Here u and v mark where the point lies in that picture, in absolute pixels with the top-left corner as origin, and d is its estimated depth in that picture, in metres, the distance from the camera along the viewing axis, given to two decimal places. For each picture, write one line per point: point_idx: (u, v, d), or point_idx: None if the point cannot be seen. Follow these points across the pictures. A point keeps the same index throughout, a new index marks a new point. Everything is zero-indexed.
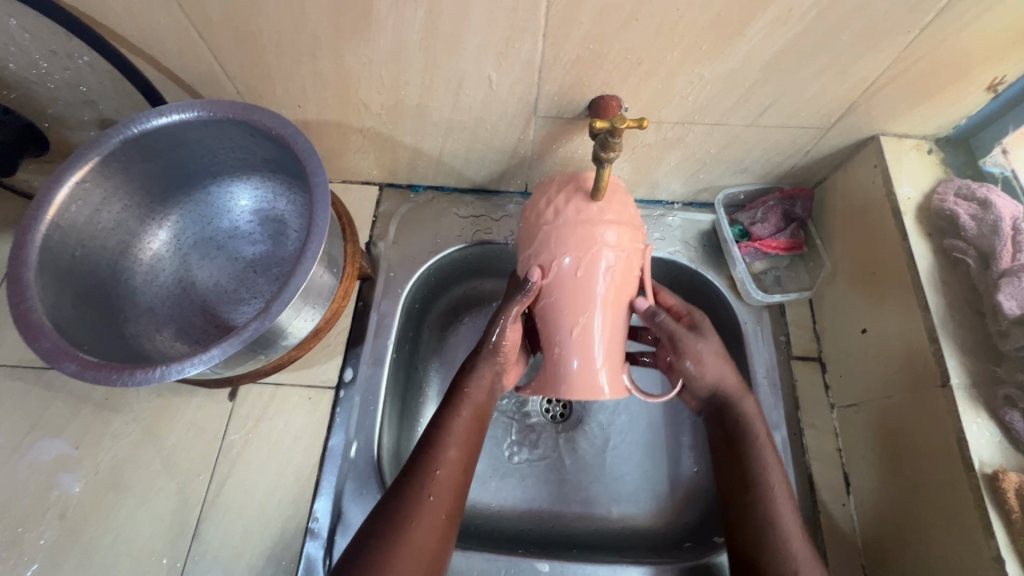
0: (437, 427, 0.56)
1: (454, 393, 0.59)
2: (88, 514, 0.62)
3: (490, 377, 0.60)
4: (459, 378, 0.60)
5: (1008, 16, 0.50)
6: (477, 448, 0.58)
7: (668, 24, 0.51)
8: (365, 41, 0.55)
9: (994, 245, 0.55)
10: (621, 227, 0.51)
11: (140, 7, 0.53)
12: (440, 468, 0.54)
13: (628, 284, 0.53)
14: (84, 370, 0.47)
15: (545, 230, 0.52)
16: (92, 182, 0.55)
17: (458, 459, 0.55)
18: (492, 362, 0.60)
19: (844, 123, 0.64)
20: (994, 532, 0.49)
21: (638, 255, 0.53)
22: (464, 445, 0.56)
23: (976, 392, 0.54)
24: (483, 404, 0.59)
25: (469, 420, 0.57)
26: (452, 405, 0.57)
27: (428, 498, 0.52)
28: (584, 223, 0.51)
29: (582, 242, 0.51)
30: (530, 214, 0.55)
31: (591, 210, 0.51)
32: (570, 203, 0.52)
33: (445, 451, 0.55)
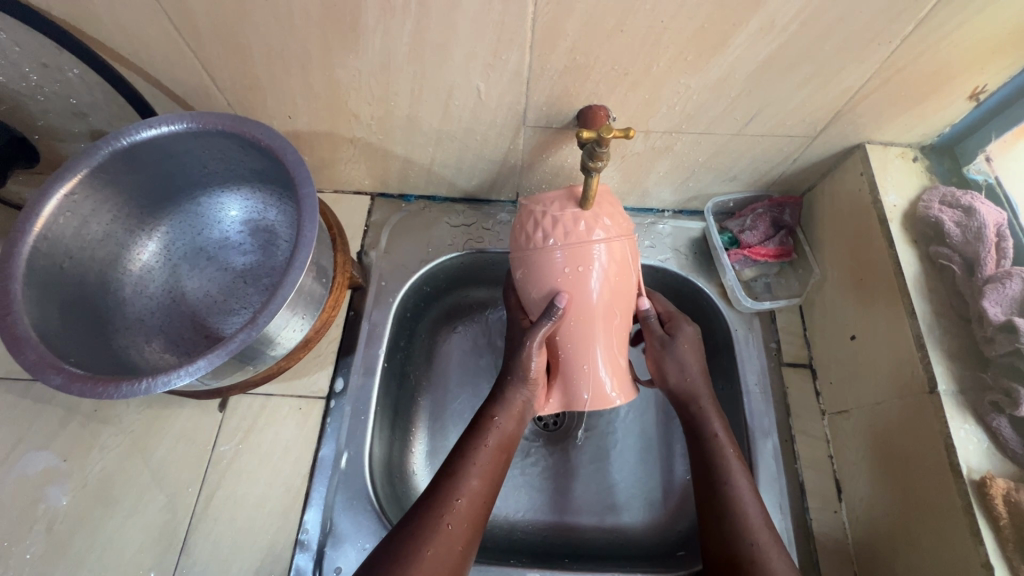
0: (461, 456, 0.57)
1: (482, 422, 0.59)
2: (75, 527, 0.62)
3: (520, 407, 0.59)
4: (488, 408, 0.60)
5: (987, 28, 0.51)
6: (500, 480, 0.58)
7: (654, 35, 0.52)
8: (354, 53, 0.56)
9: (979, 252, 0.56)
10: (614, 245, 0.53)
11: (130, 21, 0.53)
12: (460, 496, 0.54)
13: (627, 299, 0.55)
14: (71, 383, 0.47)
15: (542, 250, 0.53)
16: (81, 194, 0.55)
17: (481, 490, 0.55)
18: (522, 390, 0.58)
19: (830, 132, 0.64)
20: (983, 538, 0.49)
21: (632, 267, 0.55)
22: (486, 474, 0.56)
23: (964, 398, 0.54)
24: (510, 433, 0.59)
25: (494, 450, 0.58)
26: (477, 435, 0.58)
27: (445, 526, 0.52)
28: (585, 243, 0.52)
29: (580, 262, 0.52)
30: (526, 232, 0.55)
31: (587, 231, 0.52)
32: (564, 221, 0.53)
33: (466, 481, 0.55)
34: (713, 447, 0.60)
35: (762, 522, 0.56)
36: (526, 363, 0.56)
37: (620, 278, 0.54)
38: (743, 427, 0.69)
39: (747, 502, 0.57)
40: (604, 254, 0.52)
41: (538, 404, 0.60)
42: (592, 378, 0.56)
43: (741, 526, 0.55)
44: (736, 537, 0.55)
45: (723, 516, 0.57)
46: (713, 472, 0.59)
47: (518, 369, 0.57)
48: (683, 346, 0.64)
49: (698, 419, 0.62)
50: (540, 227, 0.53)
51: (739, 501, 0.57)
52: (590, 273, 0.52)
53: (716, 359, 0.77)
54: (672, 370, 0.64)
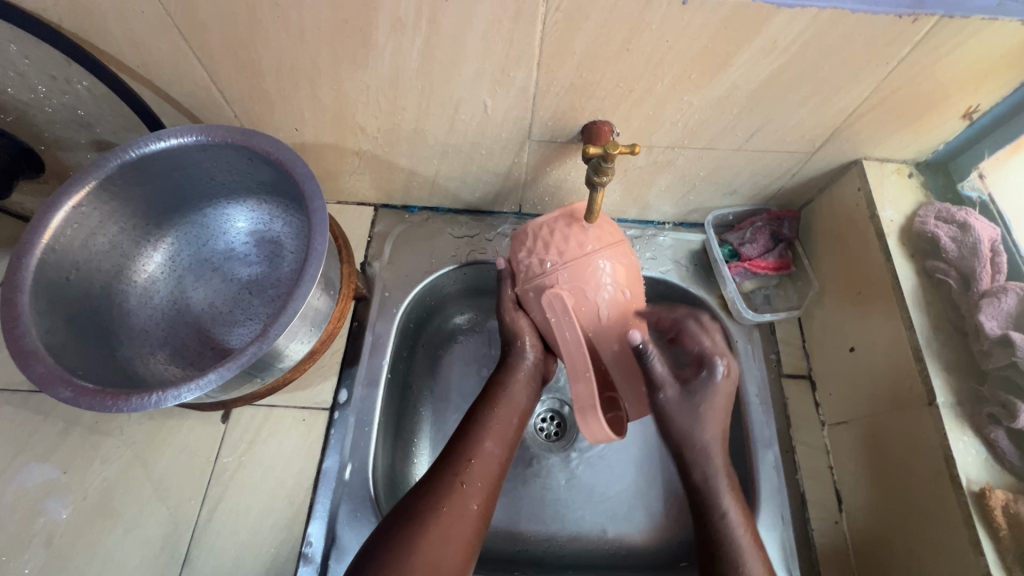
0: (474, 423, 0.60)
1: (493, 390, 0.63)
2: (75, 541, 0.61)
3: (526, 372, 0.64)
4: (497, 375, 0.64)
5: (980, 52, 0.52)
6: (514, 441, 0.61)
7: (659, 54, 0.53)
8: (362, 68, 0.56)
9: (976, 266, 0.57)
10: (619, 251, 0.58)
11: (142, 35, 0.54)
12: (473, 456, 0.58)
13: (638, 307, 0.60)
14: (79, 397, 0.47)
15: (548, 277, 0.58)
16: (88, 206, 0.55)
17: (495, 451, 0.59)
18: (527, 355, 0.64)
19: (828, 148, 0.66)
20: (982, 548, 0.50)
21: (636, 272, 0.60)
22: (498, 436, 0.60)
23: (963, 410, 0.55)
24: (523, 399, 0.64)
25: (505, 415, 0.61)
26: (487, 401, 0.62)
27: (459, 483, 0.55)
28: (583, 261, 0.57)
29: (585, 278, 0.57)
30: (531, 243, 0.60)
31: (591, 244, 0.57)
32: (565, 239, 0.58)
33: (481, 443, 0.58)
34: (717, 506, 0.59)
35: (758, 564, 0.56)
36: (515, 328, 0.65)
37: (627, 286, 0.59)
38: (744, 438, 0.70)
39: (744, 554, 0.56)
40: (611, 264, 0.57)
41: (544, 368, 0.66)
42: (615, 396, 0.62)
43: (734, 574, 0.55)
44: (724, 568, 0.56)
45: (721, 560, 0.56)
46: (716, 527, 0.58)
47: (514, 335, 0.65)
48: (712, 402, 0.62)
49: (697, 465, 0.61)
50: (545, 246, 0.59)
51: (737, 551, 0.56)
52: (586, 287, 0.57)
53: None
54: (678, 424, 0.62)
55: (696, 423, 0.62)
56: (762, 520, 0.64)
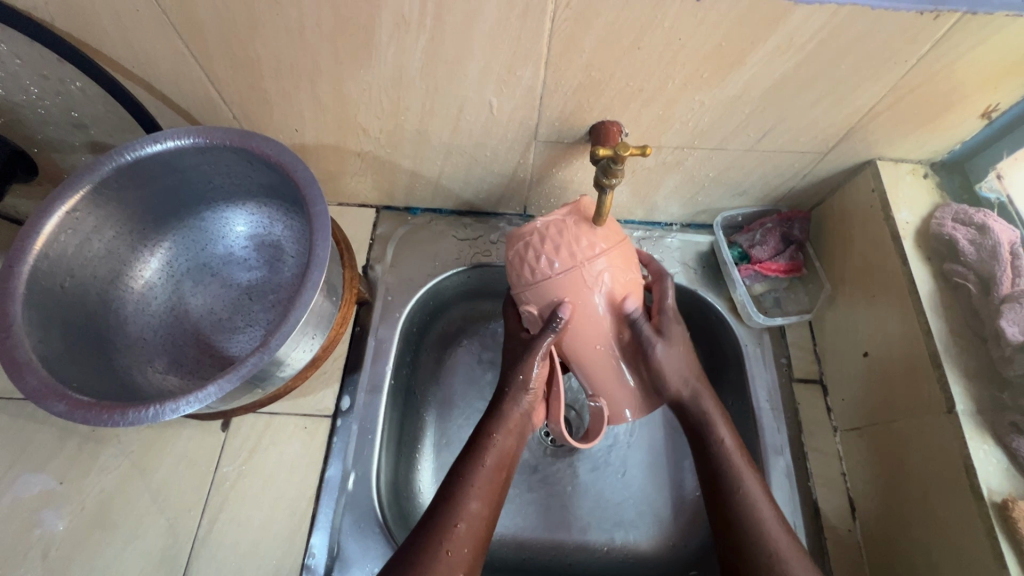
0: (458, 479, 0.54)
1: (480, 440, 0.56)
2: (72, 554, 0.60)
3: (518, 419, 0.57)
4: (485, 424, 0.57)
5: (1002, 50, 0.51)
6: (501, 498, 0.55)
7: (670, 53, 0.51)
8: (365, 68, 0.55)
9: (995, 270, 0.56)
10: (612, 255, 0.54)
11: (137, 34, 0.52)
12: (460, 520, 0.51)
13: (627, 313, 0.57)
14: (73, 410, 0.45)
15: (527, 291, 0.55)
16: (83, 211, 0.54)
17: (482, 512, 0.53)
18: (521, 401, 0.57)
19: (841, 148, 0.64)
20: (1005, 561, 0.48)
21: (632, 275, 0.56)
22: (486, 496, 0.53)
23: (982, 418, 0.54)
24: (511, 449, 0.56)
25: (493, 470, 0.55)
26: (475, 455, 0.55)
27: (445, 552, 0.50)
28: (580, 268, 0.53)
29: (576, 293, 0.53)
30: (522, 255, 0.55)
31: (573, 257, 0.53)
32: (548, 250, 0.53)
33: (466, 503, 0.52)
34: (725, 463, 0.57)
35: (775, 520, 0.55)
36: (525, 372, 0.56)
37: (617, 294, 0.55)
38: (754, 444, 0.68)
39: (762, 514, 0.55)
40: (592, 279, 0.53)
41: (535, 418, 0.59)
42: (612, 398, 0.59)
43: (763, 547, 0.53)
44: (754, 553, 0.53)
45: (748, 535, 0.54)
46: (732, 501, 0.56)
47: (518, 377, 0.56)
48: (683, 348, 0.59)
49: (703, 429, 0.59)
50: (538, 254, 0.54)
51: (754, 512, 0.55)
52: (586, 295, 0.54)
53: (724, 373, 0.76)
54: (669, 379, 0.58)
55: (683, 374, 0.59)
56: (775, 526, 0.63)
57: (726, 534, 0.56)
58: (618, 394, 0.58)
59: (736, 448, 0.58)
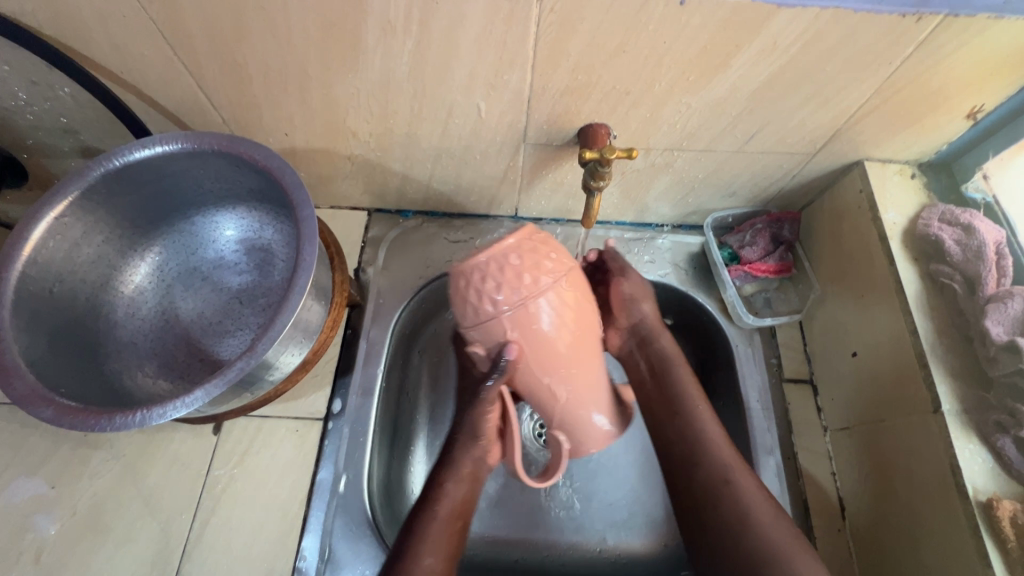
0: (411, 534, 0.52)
1: (431, 491, 0.55)
2: (63, 558, 0.60)
3: (471, 466, 0.57)
4: (436, 474, 0.56)
5: (985, 52, 0.51)
6: (457, 547, 0.53)
7: (656, 56, 0.52)
8: (353, 72, 0.55)
9: (980, 270, 0.56)
10: (560, 290, 0.45)
11: (124, 40, 0.52)
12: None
13: (585, 350, 0.50)
14: (61, 416, 0.45)
15: (470, 332, 0.47)
16: (71, 217, 0.54)
17: (436, 567, 0.50)
18: (472, 449, 0.56)
19: (828, 149, 0.65)
20: (990, 560, 0.48)
21: (585, 302, 0.48)
22: (442, 549, 0.52)
23: (968, 417, 0.54)
24: (463, 498, 0.56)
25: (447, 521, 0.54)
26: (427, 507, 0.54)
27: None
28: (524, 310, 0.44)
29: (524, 336, 0.46)
30: (459, 292, 0.45)
31: (520, 296, 0.44)
32: (487, 289, 0.44)
33: (420, 559, 0.50)
34: (703, 450, 0.57)
35: (765, 511, 0.53)
36: (476, 424, 0.54)
37: (570, 331, 0.47)
38: (745, 444, 0.69)
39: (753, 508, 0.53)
40: (542, 321, 0.45)
41: (491, 460, 0.58)
42: (579, 440, 0.55)
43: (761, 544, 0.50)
44: (745, 553, 0.51)
45: (743, 534, 0.52)
46: (719, 490, 0.54)
47: (467, 427, 0.55)
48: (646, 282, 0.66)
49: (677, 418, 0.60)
50: (476, 293, 0.44)
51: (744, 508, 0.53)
52: (535, 339, 0.46)
53: (715, 374, 0.76)
54: (642, 300, 0.63)
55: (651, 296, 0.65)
56: None
57: (715, 521, 0.53)
58: (577, 432, 0.54)
59: (732, 455, 0.56)
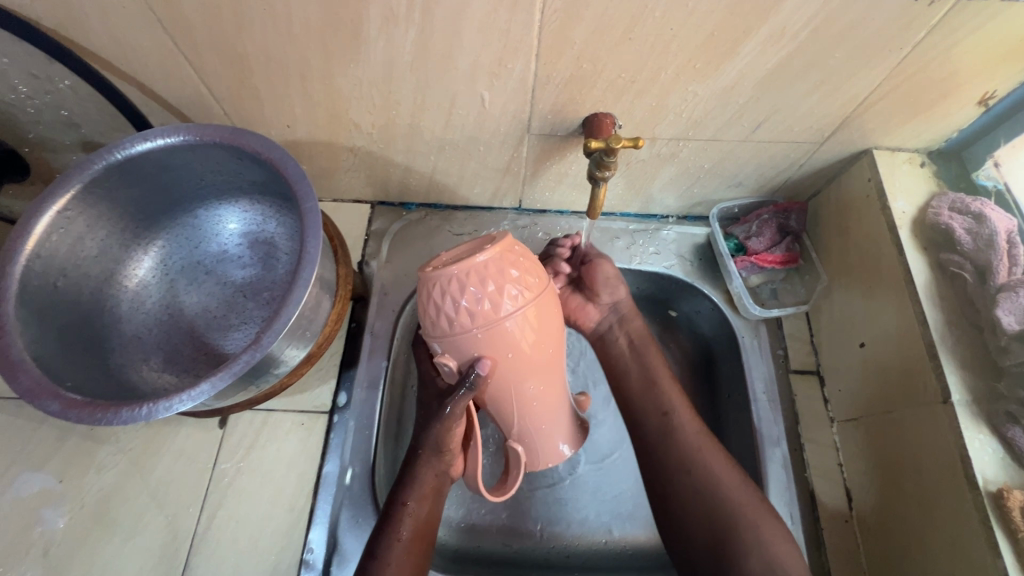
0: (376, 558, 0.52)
1: (391, 512, 0.55)
2: (72, 551, 0.60)
3: (434, 480, 0.56)
4: (397, 493, 0.56)
5: (997, 36, 0.50)
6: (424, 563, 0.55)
7: (663, 43, 0.51)
8: (355, 62, 0.54)
9: (991, 259, 0.55)
10: (532, 310, 0.45)
11: (124, 31, 0.51)
12: None
13: (550, 364, 0.50)
14: (68, 410, 0.45)
15: (438, 343, 0.46)
16: (74, 210, 0.53)
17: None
18: (435, 463, 0.55)
19: (837, 138, 0.64)
20: (1001, 552, 0.48)
21: (554, 320, 0.48)
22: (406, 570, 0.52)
23: (978, 408, 0.53)
24: (426, 515, 0.56)
25: (412, 540, 0.54)
26: (389, 529, 0.54)
27: None
28: (494, 329, 0.44)
29: (492, 352, 0.46)
30: (433, 302, 0.45)
31: (495, 311, 0.44)
32: (463, 303, 0.44)
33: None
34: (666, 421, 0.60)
35: (735, 489, 0.55)
36: (441, 438, 0.53)
37: (540, 348, 0.48)
38: (751, 436, 0.68)
39: (721, 485, 0.55)
40: (514, 337, 0.45)
41: (454, 473, 0.57)
42: (534, 453, 0.57)
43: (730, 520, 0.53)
44: (713, 518, 0.54)
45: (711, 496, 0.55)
46: (690, 457, 0.57)
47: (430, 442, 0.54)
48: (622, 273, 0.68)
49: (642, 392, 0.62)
50: (450, 307, 0.44)
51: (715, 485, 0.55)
52: (504, 356, 0.46)
53: (721, 366, 0.76)
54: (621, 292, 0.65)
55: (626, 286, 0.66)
56: None
57: (687, 485, 0.56)
58: (535, 444, 0.56)
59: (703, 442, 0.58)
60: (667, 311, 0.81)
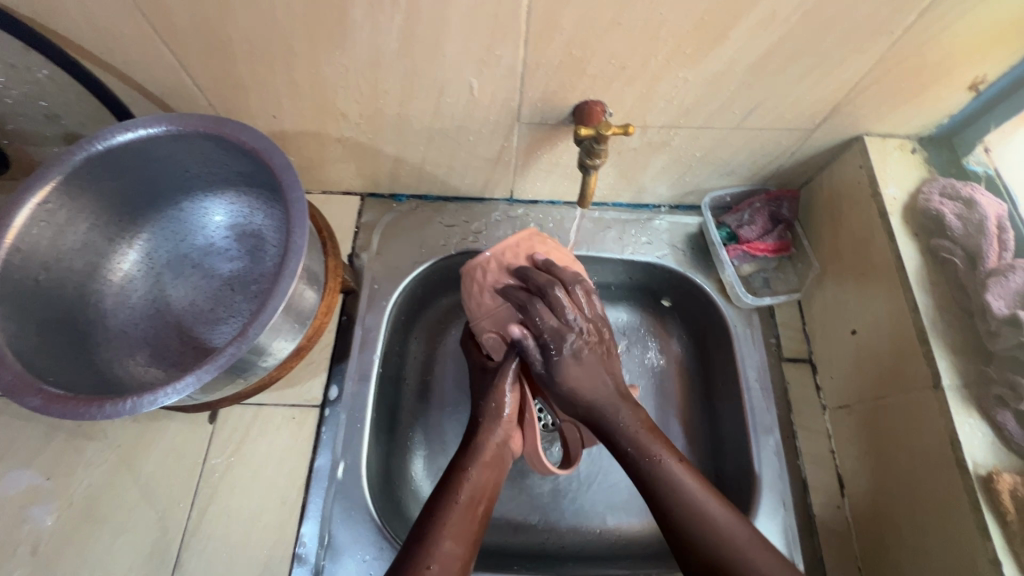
0: (432, 517, 0.52)
1: (454, 476, 0.55)
2: (60, 549, 0.59)
3: (494, 448, 0.58)
4: (459, 459, 0.57)
5: (986, 19, 0.50)
6: (480, 534, 0.53)
7: (652, 28, 0.50)
8: (340, 49, 0.53)
9: (982, 244, 0.55)
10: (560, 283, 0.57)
11: (102, 19, 0.50)
12: (434, 562, 0.48)
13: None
14: (49, 405, 0.45)
15: (484, 319, 0.61)
16: (54, 203, 0.53)
17: (457, 552, 0.50)
18: (496, 431, 0.58)
19: (828, 124, 0.63)
20: (990, 535, 0.48)
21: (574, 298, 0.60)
22: (460, 534, 0.51)
23: (968, 392, 0.53)
24: (489, 484, 0.56)
25: (467, 507, 0.53)
26: (449, 491, 0.54)
27: None
28: None
29: None
30: (478, 284, 0.59)
31: None
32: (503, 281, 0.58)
33: (439, 545, 0.50)
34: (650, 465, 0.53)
35: (701, 491, 0.52)
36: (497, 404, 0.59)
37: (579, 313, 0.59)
38: (745, 425, 0.68)
39: (686, 486, 0.52)
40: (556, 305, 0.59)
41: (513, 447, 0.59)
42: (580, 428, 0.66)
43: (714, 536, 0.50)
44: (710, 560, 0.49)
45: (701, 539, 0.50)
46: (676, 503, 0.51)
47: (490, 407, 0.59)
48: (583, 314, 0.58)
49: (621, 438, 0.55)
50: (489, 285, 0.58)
51: (696, 513, 0.51)
52: None
53: (713, 355, 0.76)
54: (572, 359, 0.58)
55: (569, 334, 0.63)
56: (764, 506, 0.63)
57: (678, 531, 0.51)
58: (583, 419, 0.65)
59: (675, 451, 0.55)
60: (659, 300, 0.80)
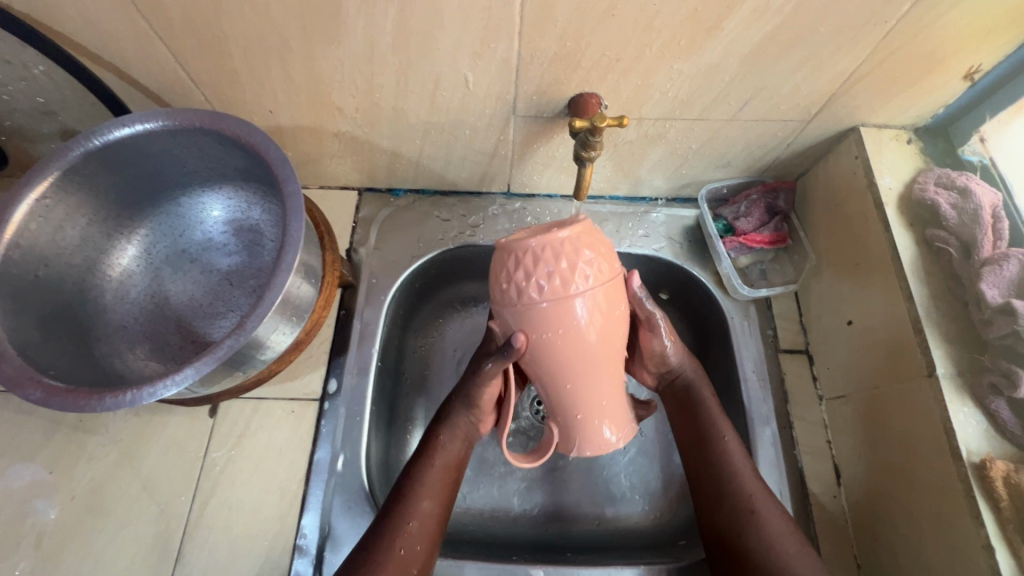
0: (408, 479, 0.55)
1: (426, 442, 0.58)
2: (64, 542, 0.60)
3: (464, 427, 0.58)
4: (432, 427, 0.59)
5: (979, 8, 0.50)
6: (453, 497, 0.57)
7: (645, 19, 0.50)
8: (335, 43, 0.53)
9: (977, 233, 0.56)
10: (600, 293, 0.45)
11: (98, 14, 0.51)
12: (411, 518, 0.53)
13: (609, 362, 0.49)
14: (49, 397, 0.46)
15: (509, 314, 0.46)
16: (53, 198, 0.53)
17: (432, 510, 0.54)
18: (465, 414, 0.58)
19: (823, 115, 0.64)
20: (983, 521, 0.49)
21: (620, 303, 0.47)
22: (436, 495, 0.55)
23: (963, 380, 0.54)
24: (458, 454, 0.58)
25: (442, 471, 0.57)
26: (423, 459, 0.57)
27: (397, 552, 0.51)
28: (561, 305, 0.44)
29: (558, 329, 0.45)
30: (501, 267, 0.46)
31: (567, 286, 0.44)
32: (539, 273, 0.44)
33: (416, 504, 0.54)
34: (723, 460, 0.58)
35: (756, 484, 0.57)
36: (473, 392, 0.56)
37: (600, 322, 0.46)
38: (742, 415, 0.69)
39: (742, 474, 0.57)
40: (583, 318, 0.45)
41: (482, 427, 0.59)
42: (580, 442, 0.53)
43: (736, 486, 0.56)
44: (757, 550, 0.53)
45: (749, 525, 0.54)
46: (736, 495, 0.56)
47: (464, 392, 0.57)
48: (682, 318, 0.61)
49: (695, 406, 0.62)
50: (521, 273, 0.45)
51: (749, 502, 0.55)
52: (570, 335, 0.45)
53: (710, 347, 0.76)
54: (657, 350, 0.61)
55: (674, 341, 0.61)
56: None
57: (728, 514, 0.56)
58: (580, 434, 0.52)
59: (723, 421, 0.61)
60: (657, 293, 0.80)
